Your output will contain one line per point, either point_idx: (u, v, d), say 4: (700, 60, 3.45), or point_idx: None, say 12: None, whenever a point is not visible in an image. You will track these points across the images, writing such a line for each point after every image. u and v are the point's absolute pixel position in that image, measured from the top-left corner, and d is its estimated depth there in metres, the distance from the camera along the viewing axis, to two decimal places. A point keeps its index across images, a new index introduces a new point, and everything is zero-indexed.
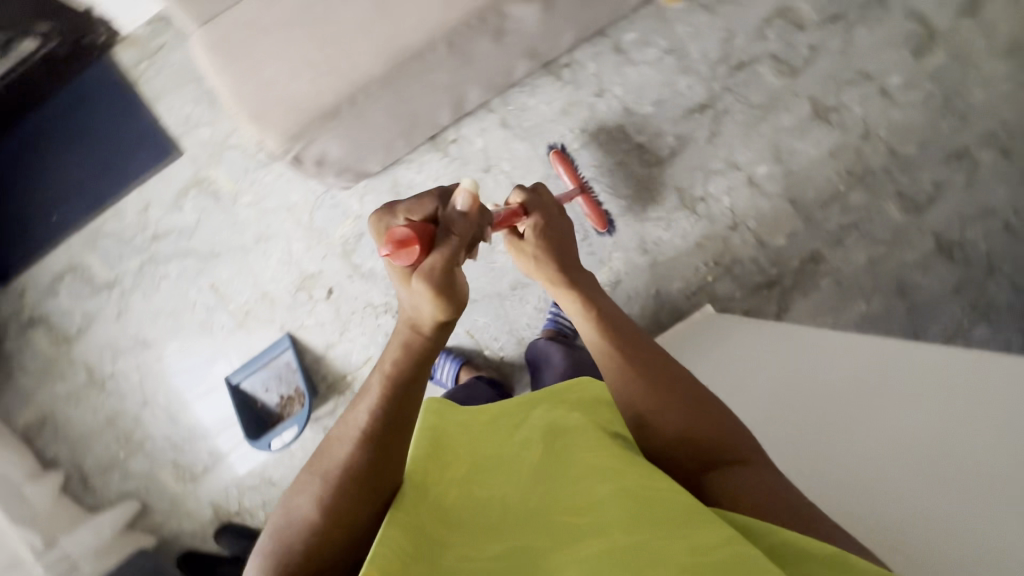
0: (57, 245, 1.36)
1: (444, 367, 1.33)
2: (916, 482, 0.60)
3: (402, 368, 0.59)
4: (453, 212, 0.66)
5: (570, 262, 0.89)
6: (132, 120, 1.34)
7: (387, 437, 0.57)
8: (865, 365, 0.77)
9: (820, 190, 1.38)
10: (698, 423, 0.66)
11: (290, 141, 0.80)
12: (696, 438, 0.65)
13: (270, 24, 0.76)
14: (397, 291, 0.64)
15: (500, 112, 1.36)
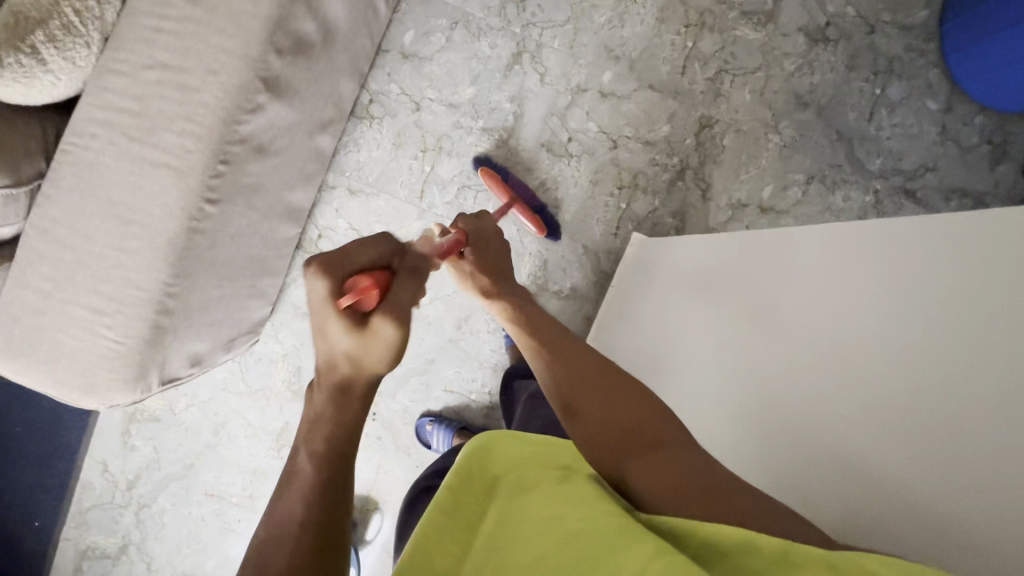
0: (56, 544, 1.34)
1: (438, 436, 1.26)
2: (881, 448, 0.51)
3: (350, 425, 0.57)
4: (410, 262, 0.73)
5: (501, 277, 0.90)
6: (38, 403, 1.31)
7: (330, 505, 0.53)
8: (820, 289, 0.67)
9: (671, 59, 1.29)
10: (625, 409, 0.62)
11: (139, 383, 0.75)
12: (625, 431, 0.60)
13: (39, 301, 0.70)
14: (322, 330, 0.60)
15: (341, 183, 1.28)
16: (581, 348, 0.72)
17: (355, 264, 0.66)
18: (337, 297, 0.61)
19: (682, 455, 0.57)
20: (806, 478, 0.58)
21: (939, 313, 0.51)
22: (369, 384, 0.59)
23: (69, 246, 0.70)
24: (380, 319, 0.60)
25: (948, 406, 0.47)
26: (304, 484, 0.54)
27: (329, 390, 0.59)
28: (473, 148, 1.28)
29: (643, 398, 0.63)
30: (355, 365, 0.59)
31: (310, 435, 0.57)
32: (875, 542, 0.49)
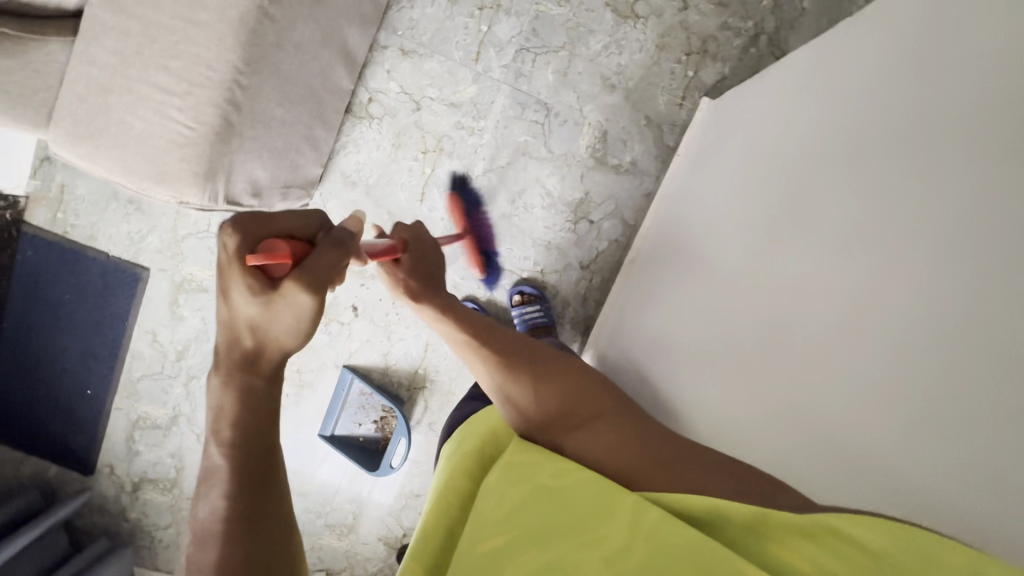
0: (108, 413, 1.36)
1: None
2: (910, 425, 0.46)
3: (270, 411, 0.55)
4: (341, 232, 0.62)
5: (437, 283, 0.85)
6: (85, 269, 1.29)
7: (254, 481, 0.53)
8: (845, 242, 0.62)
9: None
10: (571, 396, 0.64)
11: (207, 183, 0.72)
12: (579, 409, 0.62)
13: (111, 78, 0.68)
14: (223, 296, 0.54)
15: (394, 43, 1.22)
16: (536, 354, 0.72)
17: (271, 221, 0.57)
18: (244, 253, 0.54)
19: (623, 428, 0.59)
20: (825, 433, 0.55)
21: (934, 222, 0.50)
22: (276, 362, 0.54)
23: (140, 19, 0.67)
24: (292, 288, 0.53)
25: (935, 332, 0.46)
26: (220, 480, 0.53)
27: (224, 372, 0.53)
28: (533, 7, 1.20)
29: (581, 388, 0.65)
30: (259, 342, 0.53)
31: (216, 426, 0.53)
32: (894, 499, 0.47)
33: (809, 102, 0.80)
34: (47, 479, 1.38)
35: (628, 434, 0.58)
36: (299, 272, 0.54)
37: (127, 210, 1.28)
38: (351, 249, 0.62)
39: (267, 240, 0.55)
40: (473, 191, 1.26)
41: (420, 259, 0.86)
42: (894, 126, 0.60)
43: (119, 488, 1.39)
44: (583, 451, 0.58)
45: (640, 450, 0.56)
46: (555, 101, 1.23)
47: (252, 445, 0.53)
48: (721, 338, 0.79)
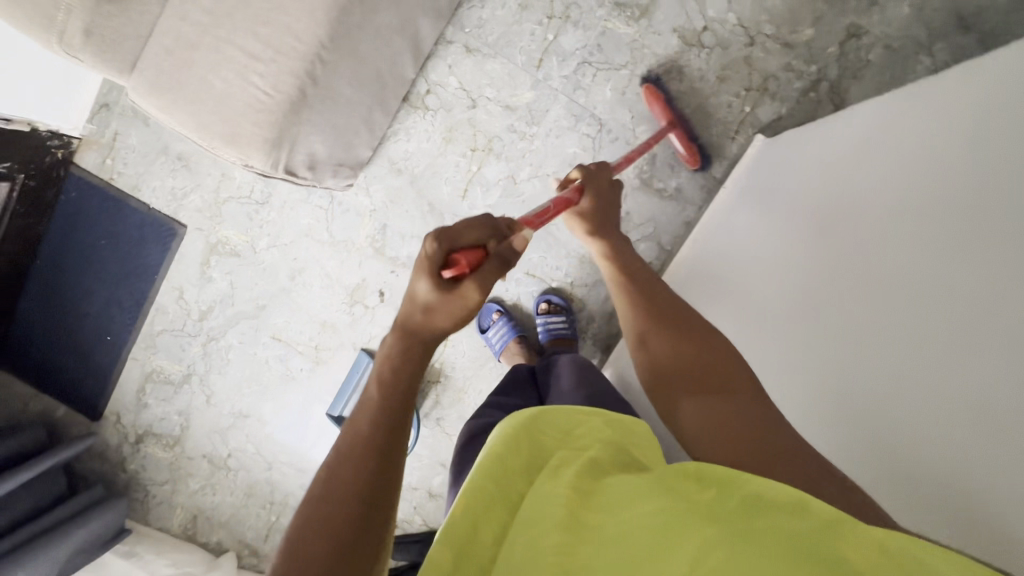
0: (123, 362, 1.37)
1: (500, 328, 1.27)
2: (944, 432, 0.51)
3: (417, 378, 0.55)
4: (508, 248, 0.62)
5: (609, 226, 0.89)
6: (125, 217, 1.31)
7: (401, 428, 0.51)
8: (885, 259, 0.65)
9: None
10: (690, 357, 0.65)
11: (275, 150, 0.72)
12: (688, 381, 0.63)
13: (198, 34, 0.69)
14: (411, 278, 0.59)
15: (459, 40, 1.23)
16: (668, 305, 0.74)
17: (458, 231, 0.60)
18: (437, 255, 0.58)
19: (739, 399, 0.59)
20: (861, 433, 0.61)
21: (981, 251, 0.54)
22: (432, 345, 0.57)
23: None
24: (468, 286, 0.57)
25: (974, 351, 0.50)
26: (358, 442, 0.49)
27: (399, 329, 0.57)
28: (601, 23, 1.21)
29: (713, 360, 0.64)
30: (426, 325, 0.57)
31: (379, 367, 0.55)
32: (919, 498, 0.53)
33: (877, 145, 0.79)
34: (53, 418, 1.39)
35: (751, 424, 0.55)
36: (474, 276, 0.58)
37: (175, 166, 1.29)
38: (513, 265, 0.62)
39: (456, 249, 0.59)
40: (515, 194, 1.27)
41: (604, 210, 0.90)
42: (948, 160, 0.62)
43: (122, 437, 1.40)
44: (691, 429, 0.59)
45: (745, 436, 0.54)
46: (609, 117, 1.24)
47: (402, 390, 0.53)
48: (756, 343, 0.84)
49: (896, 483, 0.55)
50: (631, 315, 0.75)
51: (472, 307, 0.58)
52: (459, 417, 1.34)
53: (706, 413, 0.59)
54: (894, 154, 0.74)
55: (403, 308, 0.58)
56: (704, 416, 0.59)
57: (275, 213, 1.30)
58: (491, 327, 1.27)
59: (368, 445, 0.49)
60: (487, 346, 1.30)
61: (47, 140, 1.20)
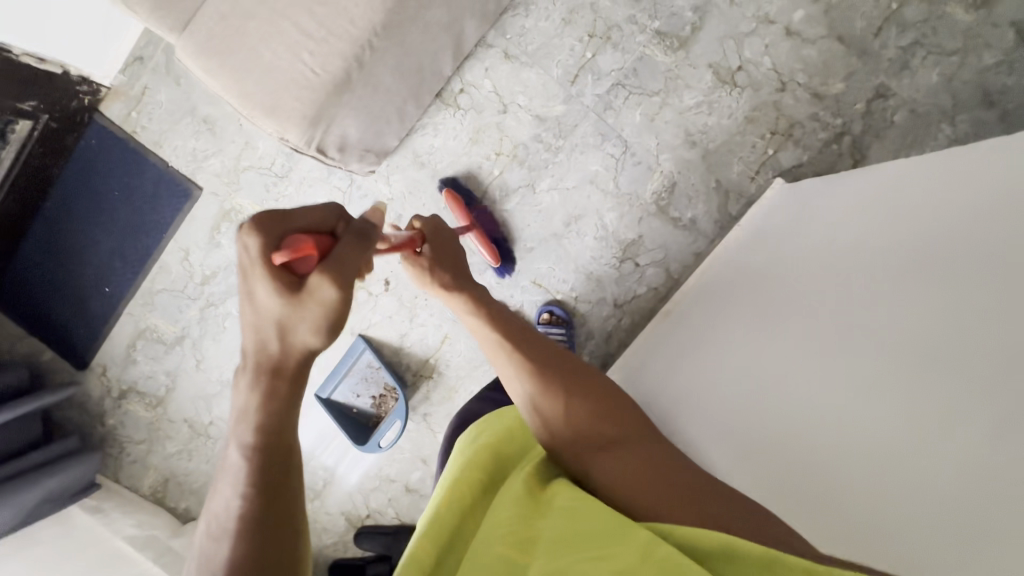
0: (118, 316, 1.36)
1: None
2: (888, 490, 0.57)
3: (287, 421, 0.58)
4: (359, 224, 0.67)
5: (463, 273, 0.88)
6: (142, 172, 1.31)
7: (273, 485, 0.56)
8: (868, 321, 0.70)
9: (869, 16, 1.20)
10: (599, 417, 0.68)
11: (312, 127, 0.73)
12: (591, 433, 0.67)
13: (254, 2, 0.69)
14: (247, 297, 0.57)
15: (499, 45, 1.25)
16: (552, 360, 0.75)
17: (288, 220, 0.60)
18: (270, 254, 0.57)
19: (645, 450, 0.65)
20: (811, 471, 0.67)
21: (951, 334, 0.58)
22: (300, 361, 0.57)
23: None
24: (317, 277, 0.57)
25: (933, 426, 0.56)
26: (239, 479, 0.56)
27: (252, 376, 0.57)
28: (640, 48, 1.23)
29: (604, 408, 0.69)
30: (283, 348, 0.57)
31: (239, 427, 0.56)
32: (850, 537, 0.59)
33: (887, 198, 0.83)
34: (39, 362, 1.38)
35: (653, 465, 0.63)
36: (326, 269, 0.58)
37: (199, 128, 1.29)
38: (373, 240, 0.67)
39: (292, 236, 0.59)
40: (533, 203, 1.28)
41: (457, 262, 0.90)
42: (947, 239, 0.66)
43: (106, 391, 1.39)
44: (622, 488, 0.61)
45: (650, 478, 0.61)
46: (635, 141, 1.26)
47: (270, 450, 0.56)
48: (734, 370, 0.90)
49: (832, 520, 0.62)
50: (511, 370, 0.74)
51: (329, 302, 0.57)
52: (447, 415, 1.34)
53: (617, 465, 0.63)
54: (894, 217, 0.78)
55: (249, 350, 0.58)
56: (614, 468, 0.63)
57: (292, 188, 1.30)
58: None
59: (248, 506, 0.55)
60: None
61: (76, 85, 1.20)
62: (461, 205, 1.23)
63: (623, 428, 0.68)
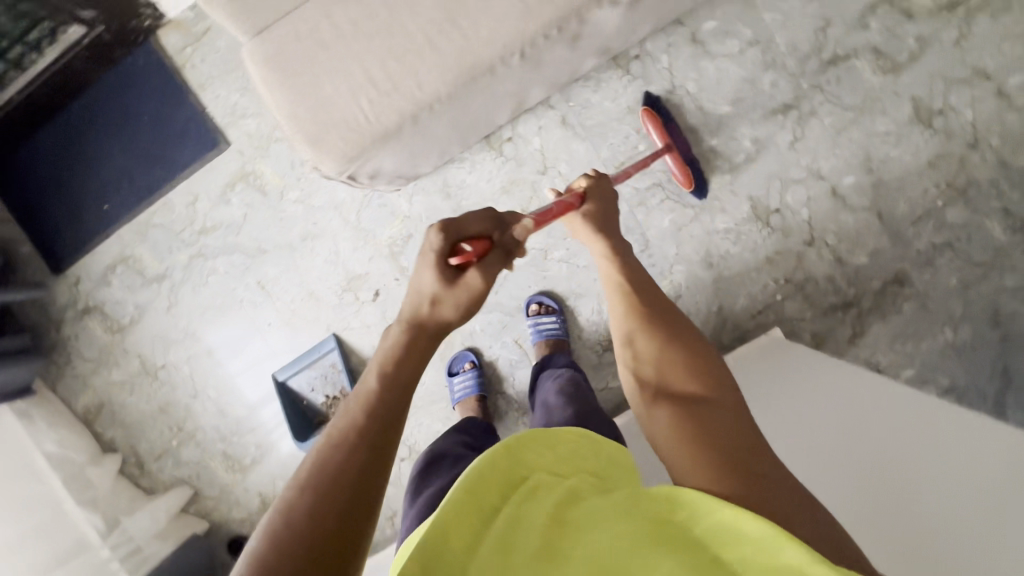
0: (109, 235, 1.35)
1: (466, 377, 1.27)
2: None
3: (406, 382, 0.58)
4: (510, 238, 0.70)
5: (614, 228, 0.92)
6: (177, 108, 1.29)
7: (381, 436, 0.53)
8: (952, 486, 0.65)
9: (913, 203, 1.22)
10: (686, 368, 0.66)
11: (348, 165, 0.72)
12: (675, 387, 0.65)
13: (330, 31, 0.70)
14: (415, 271, 0.67)
15: (560, 109, 1.25)
16: (664, 314, 0.75)
17: (464, 225, 0.67)
18: (449, 250, 0.66)
19: (722, 412, 0.60)
20: None
21: None
22: (437, 332, 0.64)
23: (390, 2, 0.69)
24: (476, 273, 0.64)
25: None
26: (366, 405, 0.55)
27: (403, 328, 0.63)
28: (689, 159, 1.24)
29: (694, 366, 0.66)
30: (432, 314, 0.64)
31: (383, 364, 0.59)
32: None
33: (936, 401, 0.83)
34: (17, 253, 1.37)
35: (725, 427, 0.58)
36: (480, 268, 0.65)
37: (247, 85, 1.28)
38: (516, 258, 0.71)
39: (462, 243, 0.66)
40: (540, 267, 1.29)
41: (605, 221, 0.92)
42: None
43: (71, 302, 1.37)
44: (664, 445, 0.59)
45: (717, 436, 0.57)
46: (656, 243, 1.27)
47: (395, 389, 0.57)
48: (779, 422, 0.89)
49: None
50: (620, 318, 0.78)
51: (477, 293, 0.65)
52: None
53: (681, 421, 0.60)
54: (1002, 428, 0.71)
55: (405, 305, 0.65)
56: (677, 423, 0.59)
57: (317, 174, 1.30)
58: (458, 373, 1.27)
59: (358, 436, 0.53)
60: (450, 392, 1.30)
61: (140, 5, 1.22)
62: (661, 125, 1.17)
63: (715, 390, 0.63)
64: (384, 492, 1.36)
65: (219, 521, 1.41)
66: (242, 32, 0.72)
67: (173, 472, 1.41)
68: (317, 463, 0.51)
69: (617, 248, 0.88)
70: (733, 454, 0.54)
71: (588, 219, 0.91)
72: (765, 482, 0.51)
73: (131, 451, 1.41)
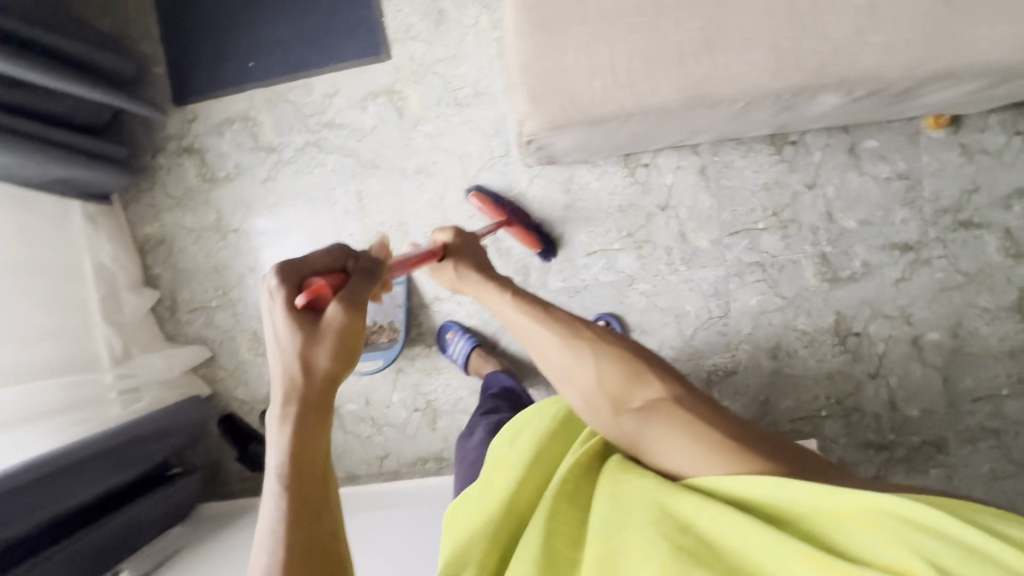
0: (240, 91, 1.36)
1: (459, 343, 1.30)
2: None
3: (312, 430, 0.64)
4: (366, 264, 0.79)
5: (486, 265, 1.05)
6: (358, 5, 1.32)
7: (310, 481, 0.61)
8: None
9: (981, 382, 1.25)
10: (630, 386, 0.83)
11: (549, 132, 0.76)
12: (631, 405, 0.81)
13: (594, 9, 0.71)
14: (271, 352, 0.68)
15: (704, 159, 1.28)
16: (583, 334, 0.89)
17: (307, 260, 0.74)
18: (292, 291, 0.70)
19: (672, 406, 0.79)
20: None
21: None
22: (321, 378, 0.66)
23: (662, 7, 0.70)
24: (334, 304, 0.69)
25: None
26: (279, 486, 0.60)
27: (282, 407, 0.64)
28: (799, 255, 1.28)
29: (628, 374, 0.84)
30: (305, 371, 0.66)
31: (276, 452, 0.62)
32: None
33: None
34: (151, 70, 1.38)
35: (683, 411, 0.77)
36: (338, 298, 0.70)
37: (430, 12, 1.30)
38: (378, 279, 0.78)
39: (312, 279, 0.72)
40: (621, 292, 1.32)
41: (472, 257, 1.07)
42: None
43: (178, 136, 1.38)
44: (659, 449, 0.76)
45: (689, 426, 0.75)
46: (736, 315, 1.30)
47: (308, 443, 0.63)
48: None
49: None
50: (558, 348, 0.88)
51: (340, 325, 0.68)
52: (414, 383, 1.37)
53: (654, 431, 0.77)
54: None
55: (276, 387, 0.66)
56: (656, 435, 0.77)
57: (457, 119, 1.32)
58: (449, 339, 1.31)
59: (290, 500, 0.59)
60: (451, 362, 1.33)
61: None
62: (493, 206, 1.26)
63: (657, 392, 0.81)
64: (385, 432, 1.39)
65: (223, 392, 1.42)
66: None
67: (199, 331, 1.42)
68: (275, 505, 0.59)
69: (502, 282, 1.00)
70: (707, 431, 0.74)
71: (461, 251, 1.05)
72: (749, 441, 0.72)
73: (169, 294, 1.42)
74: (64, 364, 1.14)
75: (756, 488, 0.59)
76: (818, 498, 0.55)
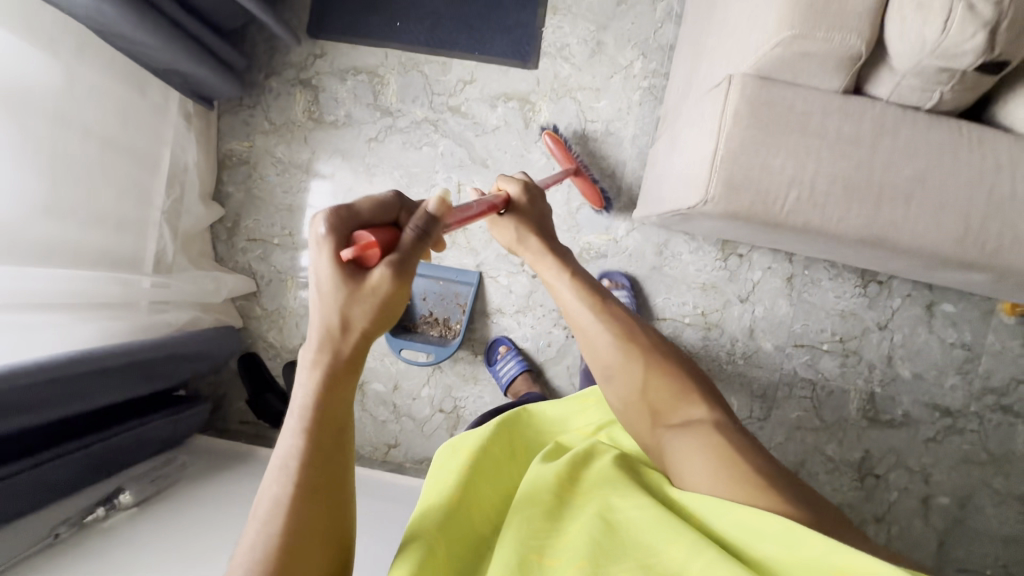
0: (377, 45, 1.33)
1: (509, 362, 1.29)
2: None
3: (342, 381, 0.55)
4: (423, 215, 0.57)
5: (550, 236, 0.92)
6: (523, 9, 1.31)
7: (328, 435, 0.55)
8: None
9: (972, 557, 1.30)
10: (667, 397, 0.76)
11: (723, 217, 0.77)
12: (670, 419, 0.75)
13: (816, 126, 0.73)
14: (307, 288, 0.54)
15: (795, 269, 1.31)
16: (630, 332, 0.82)
17: (357, 213, 0.53)
18: (338, 242, 0.51)
19: (705, 429, 0.71)
20: None
21: None
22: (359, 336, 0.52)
23: (878, 147, 0.72)
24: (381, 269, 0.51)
25: None
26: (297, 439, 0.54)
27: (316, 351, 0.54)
28: (849, 386, 1.32)
29: (673, 387, 0.77)
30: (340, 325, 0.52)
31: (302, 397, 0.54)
32: None
33: None
34: None
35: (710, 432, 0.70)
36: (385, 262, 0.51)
37: (589, 41, 1.30)
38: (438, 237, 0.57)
39: (356, 231, 0.52)
40: None
41: (539, 222, 0.92)
42: None
43: (299, 66, 1.34)
44: (687, 467, 0.68)
45: (722, 453, 0.66)
46: (774, 421, 1.33)
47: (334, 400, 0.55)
48: None
49: None
50: (596, 343, 0.82)
51: (388, 298, 0.51)
52: (447, 384, 1.35)
53: (685, 448, 0.70)
54: None
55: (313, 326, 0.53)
56: (684, 455, 0.69)
57: (579, 148, 1.31)
58: (501, 355, 1.29)
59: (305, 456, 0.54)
60: (494, 377, 1.31)
61: None
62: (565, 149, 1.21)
63: (695, 412, 0.74)
64: (403, 422, 1.36)
65: (253, 330, 1.37)
66: (767, 31, 0.69)
67: (251, 262, 1.37)
68: (282, 473, 0.53)
69: (568, 259, 0.90)
70: (744, 463, 0.64)
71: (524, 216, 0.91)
72: (782, 483, 0.63)
73: (233, 216, 1.37)
74: (112, 259, 1.06)
75: (734, 523, 0.55)
76: (791, 545, 0.50)
